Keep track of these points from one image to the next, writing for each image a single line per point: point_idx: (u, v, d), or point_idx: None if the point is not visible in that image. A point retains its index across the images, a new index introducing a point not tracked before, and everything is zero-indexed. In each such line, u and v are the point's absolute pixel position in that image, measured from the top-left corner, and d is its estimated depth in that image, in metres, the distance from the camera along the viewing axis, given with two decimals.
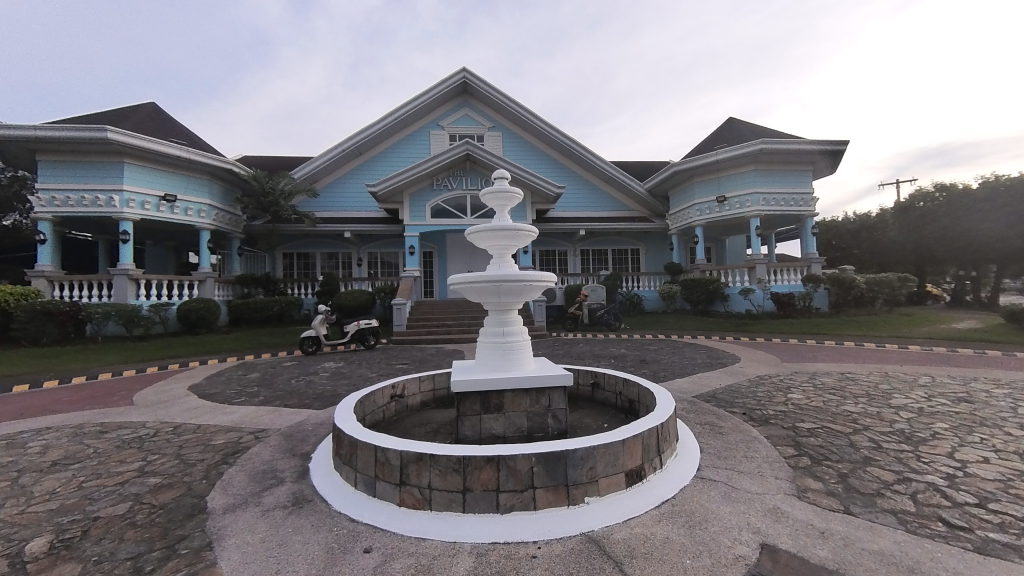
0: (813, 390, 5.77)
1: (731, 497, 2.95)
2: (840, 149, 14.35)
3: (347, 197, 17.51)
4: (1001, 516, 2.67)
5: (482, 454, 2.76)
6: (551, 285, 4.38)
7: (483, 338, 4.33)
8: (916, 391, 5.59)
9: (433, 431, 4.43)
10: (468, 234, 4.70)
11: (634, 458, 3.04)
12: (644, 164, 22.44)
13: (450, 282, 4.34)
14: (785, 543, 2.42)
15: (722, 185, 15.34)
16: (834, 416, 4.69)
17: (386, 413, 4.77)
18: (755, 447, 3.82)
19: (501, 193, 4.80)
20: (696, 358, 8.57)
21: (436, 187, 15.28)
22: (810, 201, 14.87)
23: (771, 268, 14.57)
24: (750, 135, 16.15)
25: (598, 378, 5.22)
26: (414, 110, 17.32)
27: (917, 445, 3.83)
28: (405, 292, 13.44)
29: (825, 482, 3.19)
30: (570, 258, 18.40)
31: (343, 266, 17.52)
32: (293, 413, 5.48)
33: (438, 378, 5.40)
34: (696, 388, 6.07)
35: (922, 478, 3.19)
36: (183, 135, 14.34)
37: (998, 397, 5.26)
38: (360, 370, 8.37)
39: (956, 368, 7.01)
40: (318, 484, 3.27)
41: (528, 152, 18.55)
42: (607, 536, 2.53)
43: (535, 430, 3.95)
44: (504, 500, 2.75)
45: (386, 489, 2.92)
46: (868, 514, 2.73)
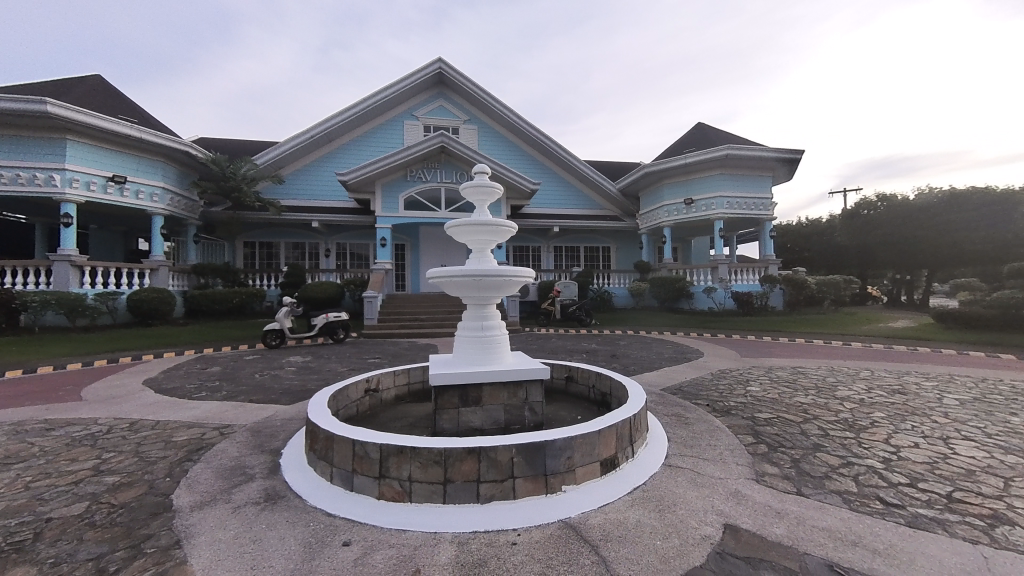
0: (768, 383, 6.21)
1: (697, 482, 3.14)
2: (797, 157, 15.26)
3: (315, 185, 16.83)
4: (928, 494, 2.98)
5: (463, 446, 2.80)
6: (530, 281, 4.43)
7: (462, 332, 4.35)
8: (857, 384, 6.13)
9: (409, 425, 4.41)
10: (447, 228, 4.67)
11: (609, 447, 3.19)
12: (616, 165, 22.94)
13: (430, 275, 4.32)
14: (746, 524, 2.62)
15: (691, 187, 15.94)
16: (788, 407, 5.07)
17: (360, 408, 4.71)
18: (718, 436, 4.08)
19: (483, 187, 4.77)
20: (665, 353, 8.97)
21: (410, 179, 15.02)
22: (769, 206, 15.67)
23: (733, 268, 15.29)
24: (717, 140, 16.88)
25: (572, 372, 5.40)
26: (389, 99, 16.94)
27: (859, 432, 4.21)
28: (377, 285, 13.21)
29: (780, 467, 3.46)
30: (543, 254, 18.71)
31: (310, 257, 16.99)
32: (262, 408, 5.30)
33: (413, 373, 5.38)
34: (664, 381, 6.38)
35: (863, 462, 3.52)
36: (133, 112, 13.30)
37: (927, 389, 5.83)
38: (331, 364, 8.18)
39: (894, 363, 7.66)
40: (291, 480, 3.20)
41: (503, 147, 18.50)
42: (583, 522, 2.64)
43: (512, 422, 4.03)
44: (485, 490, 2.81)
45: (365, 483, 2.91)
46: (817, 495, 3.00)
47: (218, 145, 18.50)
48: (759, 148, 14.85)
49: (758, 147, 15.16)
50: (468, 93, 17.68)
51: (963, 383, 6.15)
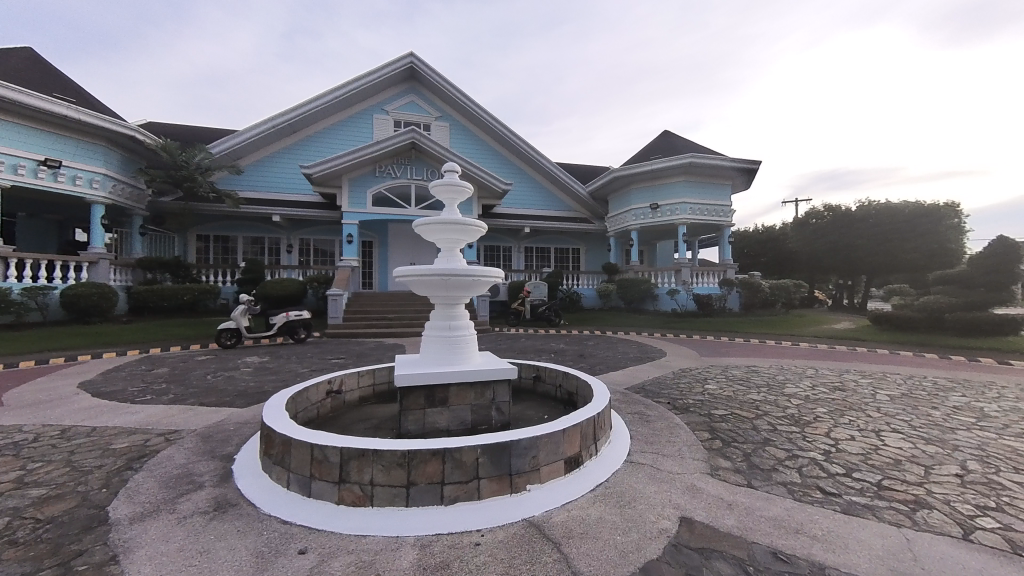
0: (724, 381, 6.54)
1: (656, 478, 3.26)
2: (754, 168, 16.12)
3: (277, 178, 16.07)
4: (862, 483, 3.24)
5: (428, 448, 2.77)
6: (499, 281, 4.43)
7: (430, 332, 4.29)
8: (803, 381, 6.57)
9: (372, 427, 4.31)
10: (415, 226, 4.60)
11: (573, 445, 3.25)
12: (586, 168, 23.37)
13: (397, 274, 4.24)
14: (700, 516, 2.74)
15: (656, 193, 16.49)
16: (741, 403, 5.36)
17: (321, 410, 4.55)
18: (677, 433, 4.25)
19: (453, 185, 4.73)
20: (629, 352, 9.24)
21: (379, 174, 14.66)
22: (728, 213, 16.45)
23: (695, 271, 15.99)
24: (681, 148, 17.57)
25: (540, 371, 5.46)
26: (358, 91, 16.44)
27: (803, 426, 4.52)
28: (342, 283, 12.81)
29: (732, 460, 3.65)
30: (514, 254, 18.81)
31: (270, 252, 16.23)
32: (214, 412, 5.02)
33: (378, 373, 5.26)
34: (628, 380, 6.58)
35: (806, 455, 3.77)
36: (71, 90, 12.21)
37: (862, 386, 6.34)
38: (291, 365, 7.85)
39: (837, 362, 8.27)
40: (244, 487, 3.05)
41: (475, 146, 18.40)
42: (546, 520, 2.68)
43: (479, 422, 4.03)
44: (449, 491, 2.79)
45: (324, 488, 2.82)
46: (765, 486, 3.18)
47: (169, 131, 17.31)
48: (720, 157, 15.57)
49: (719, 156, 15.90)
50: (440, 89, 17.46)
51: (894, 380, 6.73)
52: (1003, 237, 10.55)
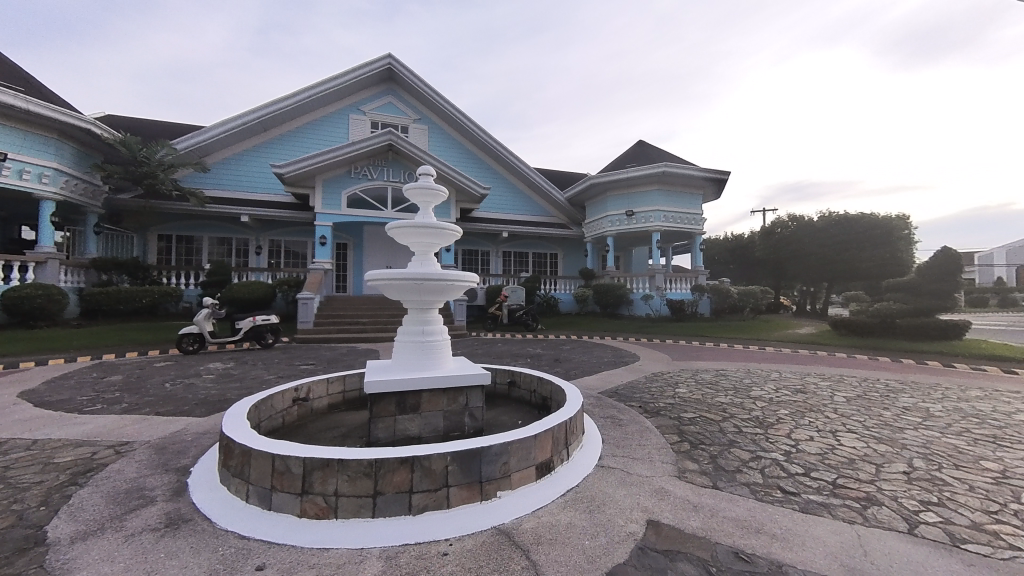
0: (694, 385, 6.72)
1: (626, 482, 3.30)
2: (723, 178, 16.74)
3: (247, 176, 15.51)
4: (819, 482, 3.38)
5: (395, 456, 2.70)
6: (473, 286, 4.41)
7: (402, 337, 4.21)
8: (768, 384, 6.83)
9: (341, 435, 4.18)
10: (388, 229, 4.52)
11: (545, 451, 3.25)
12: (564, 174, 23.67)
13: (369, 278, 4.16)
14: (667, 518, 2.79)
15: (631, 200, 16.87)
16: (709, 406, 5.51)
17: (287, 418, 4.39)
18: (647, 436, 4.33)
19: (427, 189, 4.68)
20: (604, 357, 9.38)
21: (354, 176, 14.38)
22: (699, 221, 16.98)
23: (668, 277, 16.40)
24: (655, 157, 18.08)
25: (515, 377, 5.45)
26: (333, 91, 16.12)
27: (767, 428, 4.68)
28: (313, 286, 12.46)
29: (699, 463, 3.75)
30: (492, 259, 18.80)
31: (238, 254, 15.62)
32: (171, 421, 4.75)
33: (348, 380, 5.12)
34: (602, 384, 6.66)
35: (768, 456, 3.91)
36: (20, 79, 11.46)
37: (822, 388, 6.65)
38: (257, 371, 7.54)
39: (799, 365, 8.67)
40: (199, 502, 2.90)
41: (454, 149, 18.34)
42: (516, 528, 2.65)
43: (451, 429, 3.97)
44: (418, 500, 2.73)
45: (285, 500, 2.71)
46: (730, 487, 3.28)
47: (129, 125, 16.45)
48: (692, 167, 16.10)
49: (691, 166, 16.44)
50: (418, 92, 17.33)
51: (851, 382, 7.10)
52: (947, 247, 11.29)
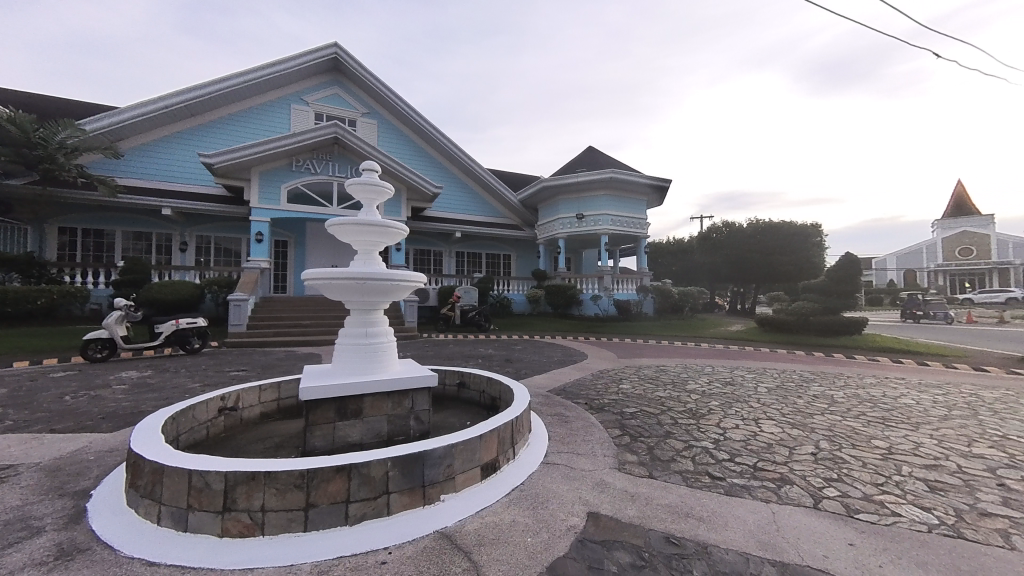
0: (637, 380, 7.06)
1: (570, 477, 3.38)
2: (665, 186, 17.74)
3: (170, 165, 14.06)
4: (742, 466, 3.68)
5: (330, 465, 2.56)
6: (420, 286, 4.30)
7: (343, 340, 4.01)
8: (702, 378, 7.35)
9: (274, 446, 3.90)
10: (328, 226, 4.28)
11: (490, 451, 3.24)
12: (517, 176, 23.91)
13: (307, 278, 3.92)
14: (605, 509, 2.90)
15: (581, 204, 17.41)
16: (650, 401, 5.82)
17: (212, 430, 4.02)
18: (591, 432, 4.47)
19: (372, 185, 4.50)
20: (554, 356, 9.60)
21: (295, 169, 13.53)
22: (644, 226, 17.87)
23: (615, 278, 17.09)
24: (604, 164, 18.81)
25: (464, 378, 5.40)
26: (272, 78, 15.08)
27: (699, 419, 5.03)
28: (248, 287, 11.54)
29: (638, 454, 3.94)
30: (445, 259, 18.55)
31: (160, 251, 14.12)
32: (68, 439, 4.17)
33: (284, 387, 4.80)
34: (551, 383, 6.80)
35: (699, 444, 4.19)
36: None
37: (748, 380, 7.28)
38: (179, 379, 6.84)
39: (730, 360, 9.42)
40: (99, 528, 2.57)
41: (405, 146, 17.83)
42: (459, 530, 2.62)
43: (396, 434, 3.83)
44: (355, 510, 2.61)
45: (204, 519, 2.48)
46: (664, 476, 3.48)
47: (20, 100, 14.27)
48: (637, 174, 16.92)
49: (636, 173, 17.28)
50: (367, 85, 16.68)
51: (771, 374, 7.85)
52: (851, 253, 12.73)
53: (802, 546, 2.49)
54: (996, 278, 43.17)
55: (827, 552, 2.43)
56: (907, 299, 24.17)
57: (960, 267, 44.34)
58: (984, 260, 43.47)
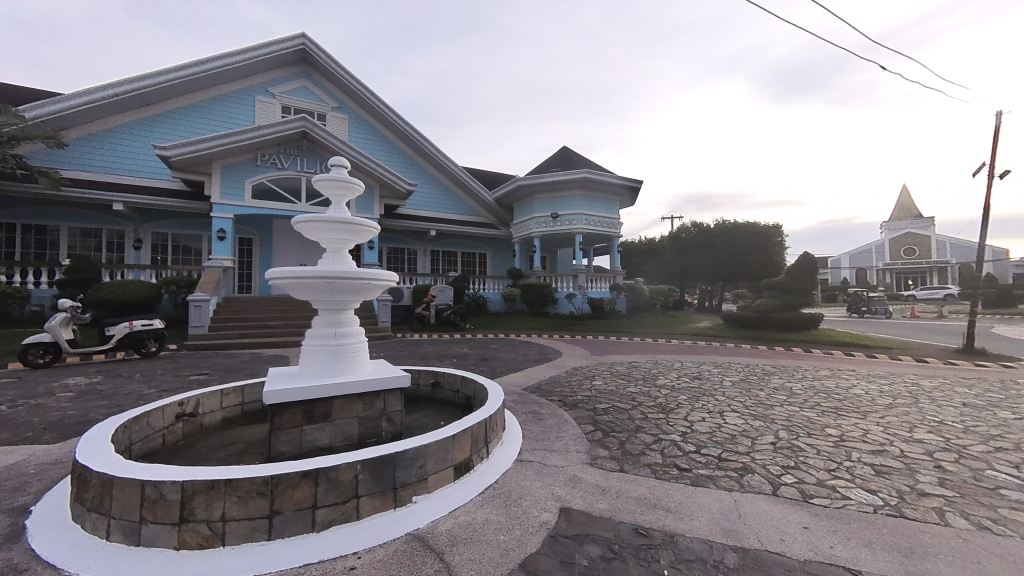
0: (610, 377, 7.21)
1: (542, 473, 3.41)
2: (637, 186, 18.16)
3: (121, 157, 13.17)
4: (708, 457, 3.83)
5: (296, 470, 2.48)
6: (392, 285, 4.23)
7: (310, 342, 3.89)
8: (671, 373, 7.59)
9: (237, 452, 3.74)
10: (294, 223, 4.13)
11: (463, 451, 3.23)
12: (492, 175, 23.88)
13: (272, 277, 3.77)
14: (578, 504, 2.95)
15: (556, 204, 17.57)
16: (621, 396, 5.95)
17: (169, 437, 3.81)
18: (565, 428, 4.53)
19: (341, 181, 4.37)
20: (529, 354, 9.66)
21: (260, 164, 12.98)
22: (617, 225, 18.22)
23: (590, 277, 17.36)
24: (578, 164, 19.05)
25: (438, 377, 5.34)
26: (236, 68, 14.41)
27: (668, 413, 5.19)
28: (209, 286, 10.99)
29: (609, 449, 4.02)
30: (419, 258, 18.30)
31: (111, 248, 13.24)
32: (4, 452, 3.84)
33: (248, 391, 4.61)
34: (526, 381, 6.83)
35: (668, 438, 4.33)
36: None
37: (715, 374, 7.57)
38: (132, 385, 6.44)
39: (698, 355, 9.77)
40: (40, 547, 2.38)
41: (377, 142, 17.43)
42: (431, 531, 2.60)
43: (367, 436, 3.75)
44: (322, 515, 2.54)
45: (159, 532, 2.34)
46: (634, 469, 3.57)
47: None
48: (610, 175, 17.24)
49: (609, 173, 17.59)
50: (337, 78, 16.21)
51: (736, 368, 8.20)
52: (807, 253, 13.54)
53: (761, 531, 2.62)
54: (935, 277, 46.80)
55: (784, 536, 2.57)
56: (852, 295, 26.13)
57: (905, 266, 47.82)
58: (926, 259, 47.04)
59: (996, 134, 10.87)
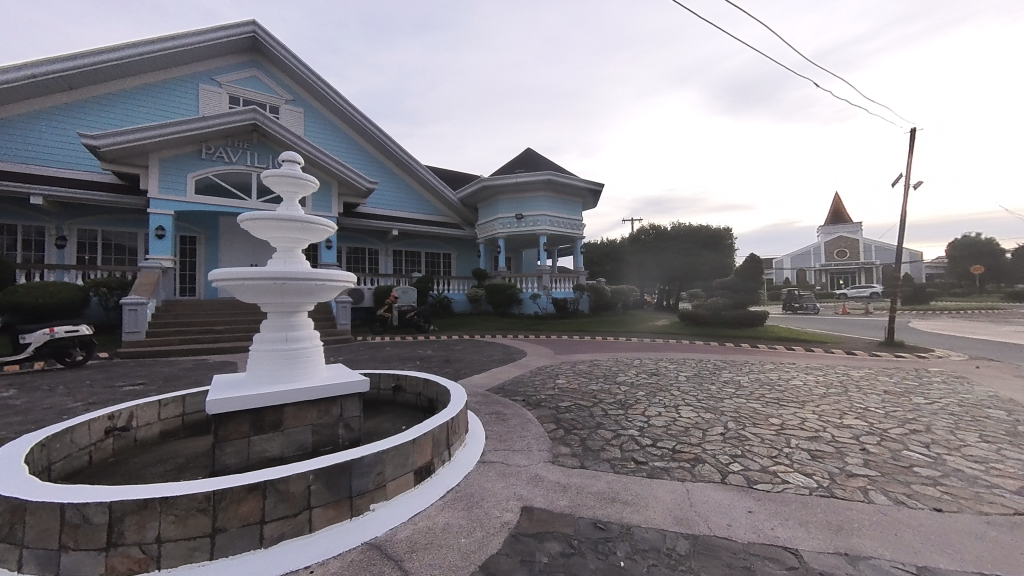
0: (572, 375, 7.35)
1: (505, 474, 3.42)
2: (599, 189, 18.64)
3: (40, 146, 11.82)
4: (664, 450, 3.99)
5: (241, 484, 2.33)
6: (349, 286, 4.07)
7: (259, 347, 3.67)
8: (631, 370, 7.86)
9: (177, 467, 3.47)
10: (241, 221, 3.88)
11: (424, 455, 3.17)
12: (457, 174, 23.66)
13: (217, 278, 3.53)
14: (539, 503, 2.98)
15: (521, 205, 17.68)
16: (583, 394, 6.09)
17: (97, 454, 3.48)
18: (528, 428, 4.57)
19: (293, 178, 4.15)
20: (494, 354, 9.66)
21: (206, 157, 12.13)
22: (580, 227, 18.60)
23: (554, 277, 17.60)
24: (542, 166, 19.29)
25: (399, 380, 5.22)
26: (177, 53, 13.38)
27: (627, 409, 5.37)
28: (146, 289, 10.12)
29: (571, 446, 4.10)
30: (381, 258, 17.80)
31: (28, 246, 11.88)
32: None
33: (190, 401, 4.30)
34: (490, 381, 6.82)
35: (627, 433, 4.47)
36: None
37: (671, 370, 7.92)
38: (54, 397, 5.83)
39: (656, 352, 10.19)
40: None
41: (335, 137, 16.77)
42: (389, 539, 2.53)
43: (322, 444, 3.59)
44: (271, 530, 2.41)
45: (82, 559, 2.13)
46: (593, 465, 3.66)
47: None
48: (573, 177, 17.58)
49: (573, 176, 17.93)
50: (291, 69, 15.47)
51: (690, 364, 8.64)
52: (753, 255, 14.46)
53: (710, 518, 2.76)
54: (863, 277, 51.54)
55: (731, 521, 2.73)
56: (789, 293, 28.37)
57: (838, 266, 52.30)
58: (855, 260, 51.66)
59: (911, 150, 12.10)
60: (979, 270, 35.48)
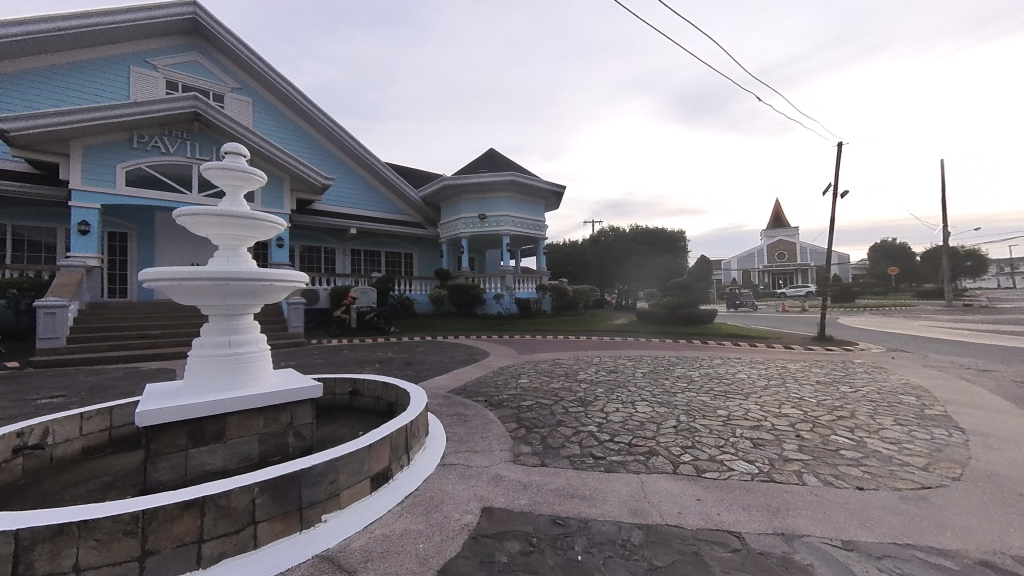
0: (535, 375, 7.41)
1: (465, 476, 3.39)
2: (561, 191, 18.96)
3: None
4: (621, 445, 4.11)
5: (175, 501, 2.15)
6: (300, 287, 3.86)
7: (198, 353, 3.41)
8: (591, 368, 8.04)
9: (102, 487, 3.14)
10: (176, 216, 3.58)
11: (381, 460, 3.07)
12: (418, 172, 23.18)
13: (148, 278, 3.23)
14: (499, 503, 2.98)
15: (484, 205, 17.62)
16: (545, 393, 6.15)
17: (2, 478, 3.07)
18: (489, 428, 4.56)
19: (237, 172, 3.89)
20: (457, 356, 9.56)
21: (138, 147, 11.11)
22: (542, 228, 18.80)
23: (517, 278, 17.70)
24: (505, 166, 19.32)
25: (356, 385, 5.03)
26: (104, 31, 12.16)
27: (587, 406, 5.48)
28: (66, 290, 9.10)
29: (532, 445, 4.13)
30: (338, 257, 17.10)
31: None
32: None
33: (117, 413, 3.91)
34: (452, 383, 6.73)
35: (586, 430, 4.57)
36: None
37: (629, 367, 8.19)
38: None
39: (615, 350, 10.50)
40: None
41: (287, 130, 15.90)
42: (342, 550, 2.43)
43: (270, 454, 3.39)
44: (210, 549, 2.23)
45: None
46: (553, 462, 3.71)
47: None
48: (536, 179, 17.76)
49: (536, 177, 18.12)
50: (238, 56, 14.53)
51: (647, 361, 8.98)
52: (704, 257, 15.27)
53: (662, 507, 2.89)
54: (800, 277, 55.93)
55: (681, 509, 2.87)
56: (733, 292, 30.39)
57: (779, 267, 56.43)
58: (794, 262, 55.97)
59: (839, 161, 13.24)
60: (896, 270, 39.62)
